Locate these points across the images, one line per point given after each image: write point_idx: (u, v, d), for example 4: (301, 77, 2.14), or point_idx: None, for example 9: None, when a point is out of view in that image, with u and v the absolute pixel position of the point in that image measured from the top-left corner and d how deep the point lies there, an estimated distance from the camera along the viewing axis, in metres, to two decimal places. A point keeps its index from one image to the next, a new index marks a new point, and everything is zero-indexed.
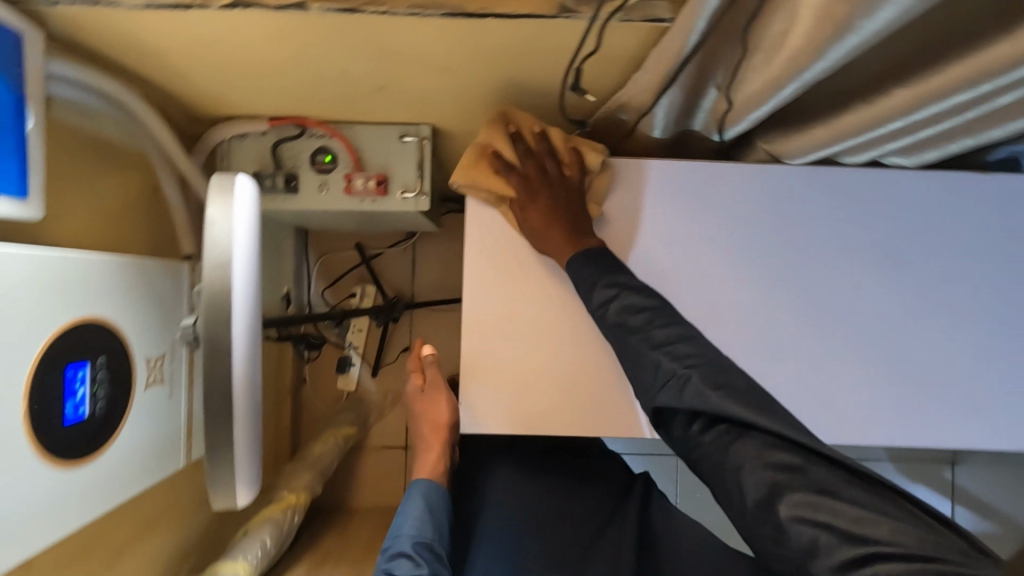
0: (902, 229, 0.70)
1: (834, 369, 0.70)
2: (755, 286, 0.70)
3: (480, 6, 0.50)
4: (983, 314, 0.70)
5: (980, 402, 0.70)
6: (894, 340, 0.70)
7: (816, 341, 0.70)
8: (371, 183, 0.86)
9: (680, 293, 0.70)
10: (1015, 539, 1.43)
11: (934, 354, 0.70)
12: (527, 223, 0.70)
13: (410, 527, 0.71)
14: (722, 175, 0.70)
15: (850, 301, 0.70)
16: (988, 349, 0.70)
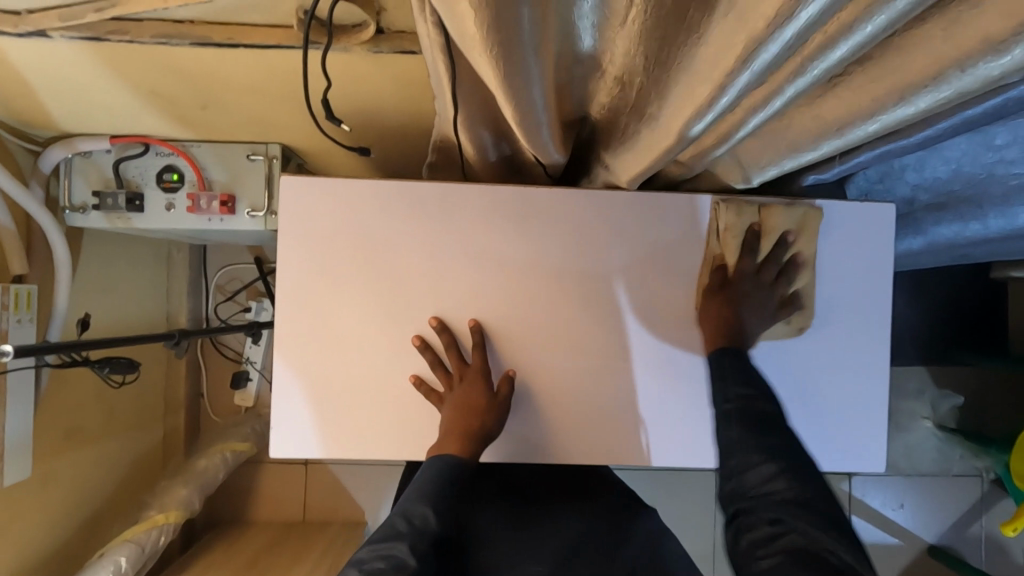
0: (723, 256, 0.71)
1: (653, 395, 0.72)
2: (576, 311, 0.72)
3: (228, 36, 0.50)
4: (800, 339, 0.72)
5: (793, 424, 0.73)
6: (711, 366, 0.72)
7: (637, 368, 0.72)
8: (216, 203, 0.86)
9: (505, 320, 0.72)
10: (909, 549, 1.46)
11: (749, 378, 0.72)
12: (344, 248, 0.70)
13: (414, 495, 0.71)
14: (542, 202, 0.70)
15: (668, 328, 0.72)
16: (802, 373, 0.72)
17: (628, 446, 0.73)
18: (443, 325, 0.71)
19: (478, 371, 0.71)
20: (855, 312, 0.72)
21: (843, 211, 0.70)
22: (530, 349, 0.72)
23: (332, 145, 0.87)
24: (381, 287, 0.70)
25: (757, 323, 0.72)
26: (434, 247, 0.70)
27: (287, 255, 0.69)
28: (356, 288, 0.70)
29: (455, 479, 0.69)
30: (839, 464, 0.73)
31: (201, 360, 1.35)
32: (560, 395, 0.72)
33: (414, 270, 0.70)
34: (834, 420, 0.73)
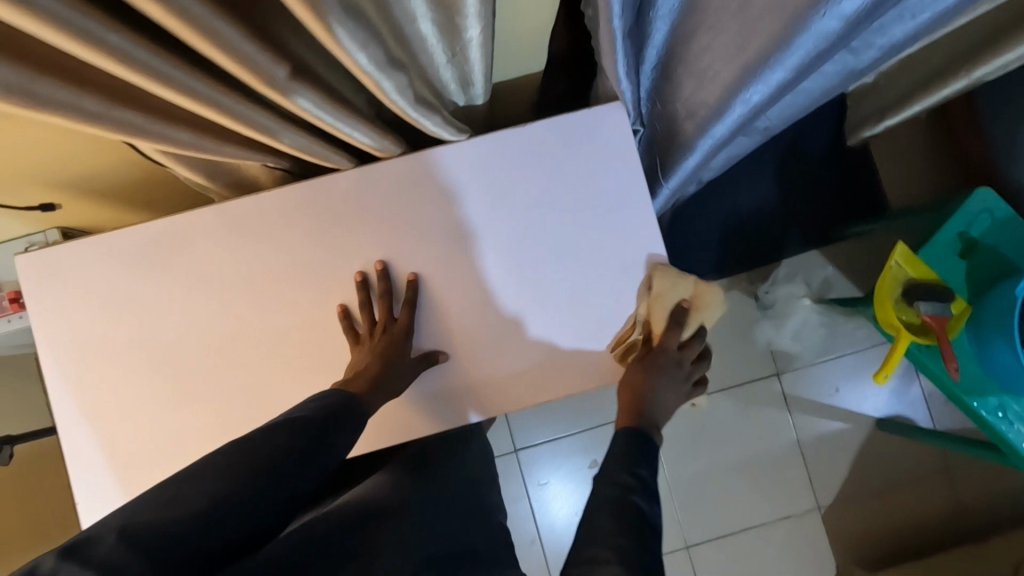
0: (466, 196, 0.83)
1: (449, 327, 0.85)
2: (371, 287, 0.84)
3: None
4: (549, 245, 0.84)
5: (569, 315, 0.84)
6: (486, 289, 0.84)
7: (425, 309, 0.84)
8: (6, 302, 0.84)
9: (299, 302, 0.83)
10: (861, 428, 1.44)
11: (518, 290, 0.84)
12: (135, 289, 0.81)
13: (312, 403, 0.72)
14: (296, 195, 0.81)
15: (443, 269, 0.84)
16: (561, 274, 0.84)
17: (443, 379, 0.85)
18: (381, 266, 0.83)
19: (402, 328, 0.82)
20: (597, 211, 0.83)
21: (550, 130, 0.82)
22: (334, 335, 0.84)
23: (112, 212, 0.89)
24: (181, 329, 0.82)
25: (519, 243, 0.83)
26: (215, 263, 0.82)
27: (85, 311, 0.81)
28: (157, 336, 0.82)
29: (338, 404, 0.73)
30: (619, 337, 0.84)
31: None
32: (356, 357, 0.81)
33: (205, 287, 0.82)
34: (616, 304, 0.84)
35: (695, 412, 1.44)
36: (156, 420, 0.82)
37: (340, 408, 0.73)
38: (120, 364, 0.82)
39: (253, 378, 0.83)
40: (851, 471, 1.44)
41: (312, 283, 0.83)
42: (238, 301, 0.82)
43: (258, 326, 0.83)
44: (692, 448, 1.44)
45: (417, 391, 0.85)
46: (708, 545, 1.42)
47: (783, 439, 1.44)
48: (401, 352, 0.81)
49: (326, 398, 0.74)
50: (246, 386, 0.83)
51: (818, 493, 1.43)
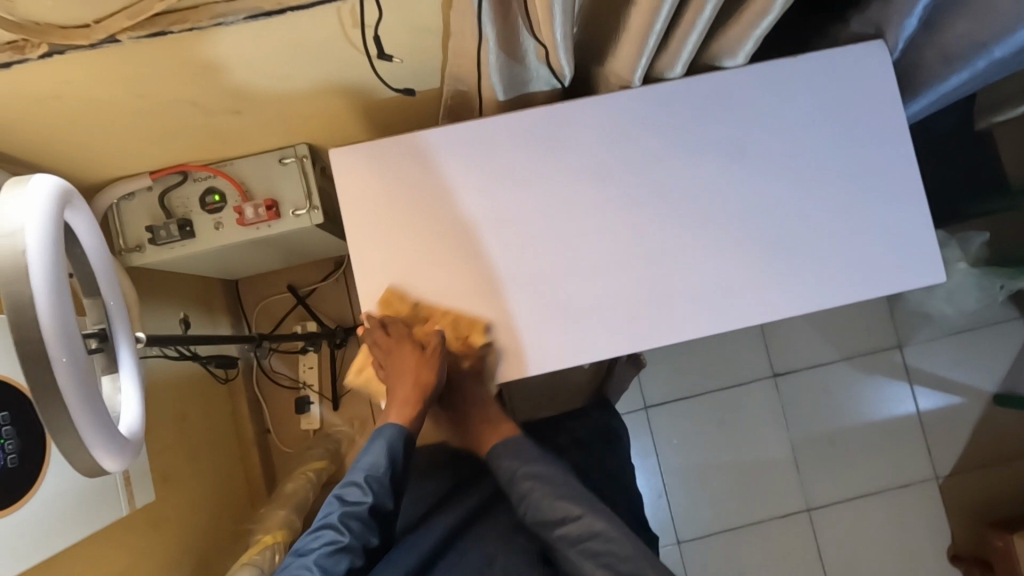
0: (737, 126, 0.78)
1: (710, 266, 0.78)
2: (630, 210, 0.78)
3: (275, 2, 0.55)
4: (826, 182, 0.78)
5: (847, 258, 0.78)
6: (754, 225, 0.78)
7: (685, 244, 0.78)
8: (261, 210, 0.89)
9: (564, 229, 0.78)
10: (978, 403, 1.49)
11: (787, 227, 0.78)
12: (398, 203, 0.77)
13: (369, 458, 0.81)
14: (566, 116, 0.77)
15: (708, 202, 0.78)
16: (837, 212, 0.78)
17: (699, 323, 0.78)
18: (389, 295, 0.77)
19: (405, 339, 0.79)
20: (882, 141, 0.78)
21: (836, 58, 0.78)
22: (614, 246, 0.78)
23: (353, 132, 0.93)
24: (462, 222, 0.77)
25: (787, 169, 0.78)
26: (482, 180, 0.77)
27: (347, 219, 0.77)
28: (435, 224, 0.77)
29: (400, 443, 0.82)
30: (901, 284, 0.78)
31: (260, 395, 1.39)
32: (616, 286, 0.78)
33: (471, 204, 0.77)
34: (881, 239, 0.78)
35: (819, 379, 1.49)
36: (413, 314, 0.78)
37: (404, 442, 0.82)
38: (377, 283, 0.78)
39: (515, 285, 0.77)
40: (966, 444, 1.48)
41: (577, 209, 0.78)
42: (514, 205, 0.77)
43: (521, 251, 0.78)
44: (815, 414, 1.48)
45: (678, 318, 0.78)
46: (830, 509, 1.46)
47: (902, 409, 1.49)
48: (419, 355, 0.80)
49: (386, 437, 0.81)
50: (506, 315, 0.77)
51: (935, 463, 1.48)
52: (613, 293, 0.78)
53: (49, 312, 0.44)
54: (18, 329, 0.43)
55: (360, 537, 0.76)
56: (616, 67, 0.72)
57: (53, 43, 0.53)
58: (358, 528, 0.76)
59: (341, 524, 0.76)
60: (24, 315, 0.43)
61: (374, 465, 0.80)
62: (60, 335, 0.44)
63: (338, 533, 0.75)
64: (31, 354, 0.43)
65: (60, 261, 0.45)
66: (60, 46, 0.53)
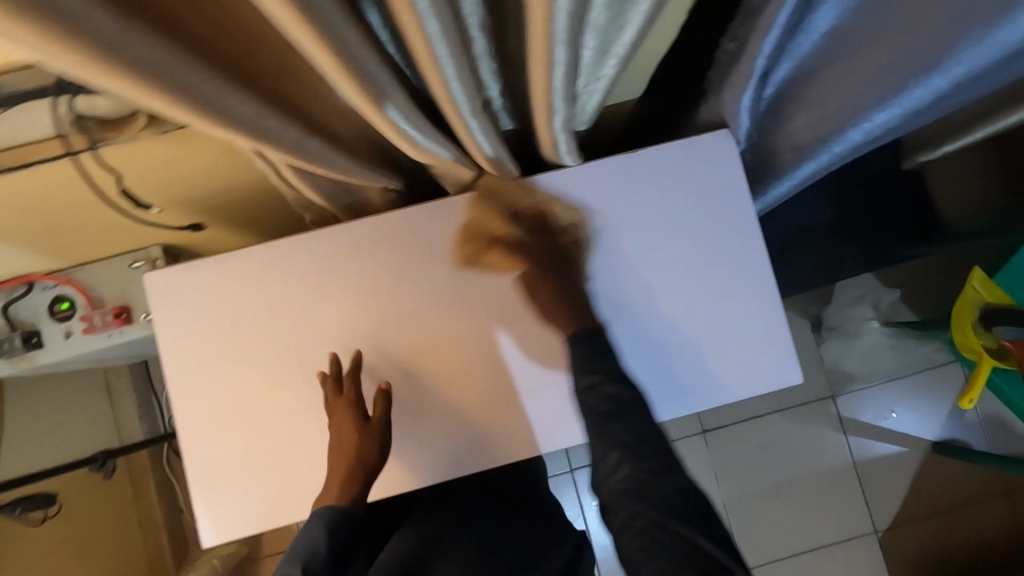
0: (586, 226, 0.74)
1: (569, 373, 0.74)
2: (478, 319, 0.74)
3: (16, 158, 0.52)
4: (681, 282, 0.74)
5: (704, 360, 0.74)
6: (609, 328, 0.74)
7: (540, 352, 0.74)
8: (110, 317, 0.86)
9: (413, 341, 0.74)
10: (917, 451, 1.44)
11: (644, 331, 0.74)
12: (234, 322, 0.72)
13: (307, 541, 0.68)
14: (403, 225, 0.73)
15: None
16: (693, 312, 0.74)
17: (558, 433, 0.73)
18: (333, 359, 0.72)
19: (347, 400, 0.70)
20: (733, 238, 0.75)
21: (681, 154, 0.74)
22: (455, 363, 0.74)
23: (209, 231, 0.90)
24: (298, 343, 0.73)
25: (636, 272, 0.74)
26: (323, 294, 0.73)
27: (178, 344, 0.72)
28: (264, 348, 0.72)
29: (341, 525, 0.68)
30: (762, 384, 0.74)
31: (171, 476, 1.35)
32: (469, 399, 0.73)
33: (311, 321, 0.73)
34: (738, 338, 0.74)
35: (751, 432, 1.45)
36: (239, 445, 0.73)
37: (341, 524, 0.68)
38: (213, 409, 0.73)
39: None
40: (908, 494, 1.43)
41: (423, 320, 0.74)
42: (359, 319, 0.73)
43: (367, 366, 0.73)
44: (749, 467, 1.44)
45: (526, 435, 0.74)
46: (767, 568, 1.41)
47: (840, 462, 1.44)
48: (354, 424, 0.69)
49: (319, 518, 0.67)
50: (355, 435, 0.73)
51: (875, 516, 1.43)
52: (457, 412, 0.74)
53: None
54: None
55: None
56: None
57: None
58: None
59: None
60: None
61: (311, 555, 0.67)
62: None
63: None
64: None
65: None
66: None
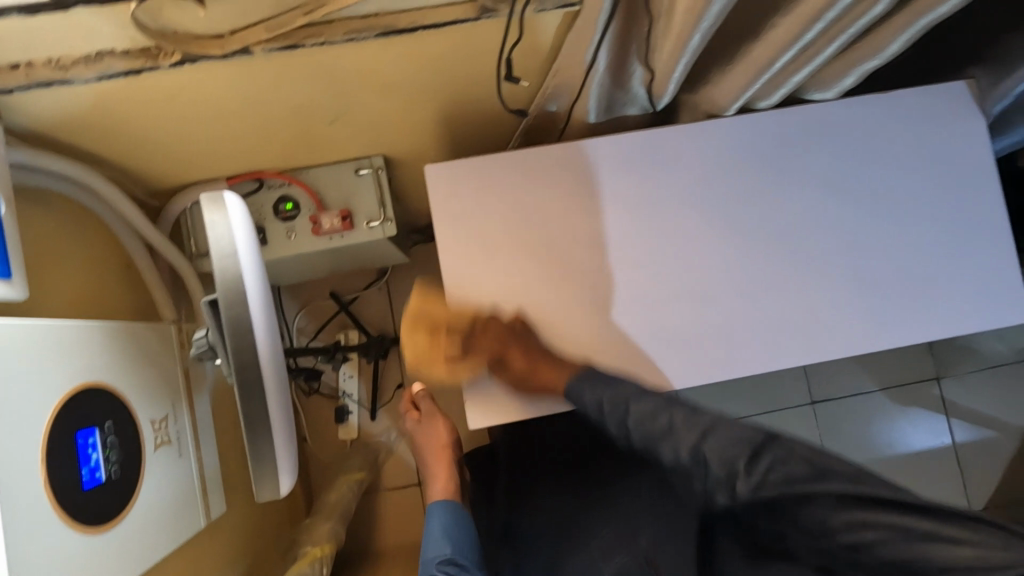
0: (834, 160, 0.78)
1: (809, 295, 0.76)
2: (730, 238, 0.76)
3: (410, 20, 0.55)
4: (919, 220, 0.78)
5: (937, 296, 0.77)
6: (848, 258, 0.77)
7: (782, 273, 0.76)
8: (336, 220, 0.89)
9: (665, 253, 0.76)
10: (1012, 437, 1.49)
11: (879, 262, 0.77)
12: (501, 220, 0.74)
13: (435, 548, 0.75)
14: (664, 142, 0.76)
15: (805, 231, 0.77)
16: (929, 248, 0.78)
17: (793, 351, 0.75)
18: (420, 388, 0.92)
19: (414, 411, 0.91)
20: (971, 180, 0.78)
21: (927, 99, 0.79)
22: (712, 272, 0.76)
23: (431, 150, 0.93)
24: (557, 246, 0.75)
25: (881, 201, 0.78)
26: (586, 200, 0.75)
27: (444, 236, 0.74)
28: (526, 246, 0.74)
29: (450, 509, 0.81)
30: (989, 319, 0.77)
31: (299, 405, 1.37)
32: (714, 313, 0.75)
33: (574, 224, 0.75)
34: (968, 277, 0.77)
35: (857, 408, 1.49)
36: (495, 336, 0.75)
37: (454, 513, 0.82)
38: (469, 301, 0.74)
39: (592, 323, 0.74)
40: (1002, 477, 1.48)
41: (678, 235, 0.76)
42: (617, 227, 0.75)
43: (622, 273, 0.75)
44: (854, 443, 1.48)
45: (773, 346, 0.75)
46: None
47: (938, 442, 1.49)
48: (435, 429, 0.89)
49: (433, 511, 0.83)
50: (606, 340, 0.74)
51: (970, 496, 1.47)
52: (704, 325, 0.75)
53: (260, 335, 0.48)
54: (234, 340, 0.47)
55: None
56: (716, 97, 0.72)
57: (186, 51, 0.52)
58: None
59: None
60: (245, 340, 0.47)
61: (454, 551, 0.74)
62: (270, 355, 0.49)
63: None
64: (250, 379, 0.48)
65: (263, 285, 0.50)
66: (192, 54, 0.53)
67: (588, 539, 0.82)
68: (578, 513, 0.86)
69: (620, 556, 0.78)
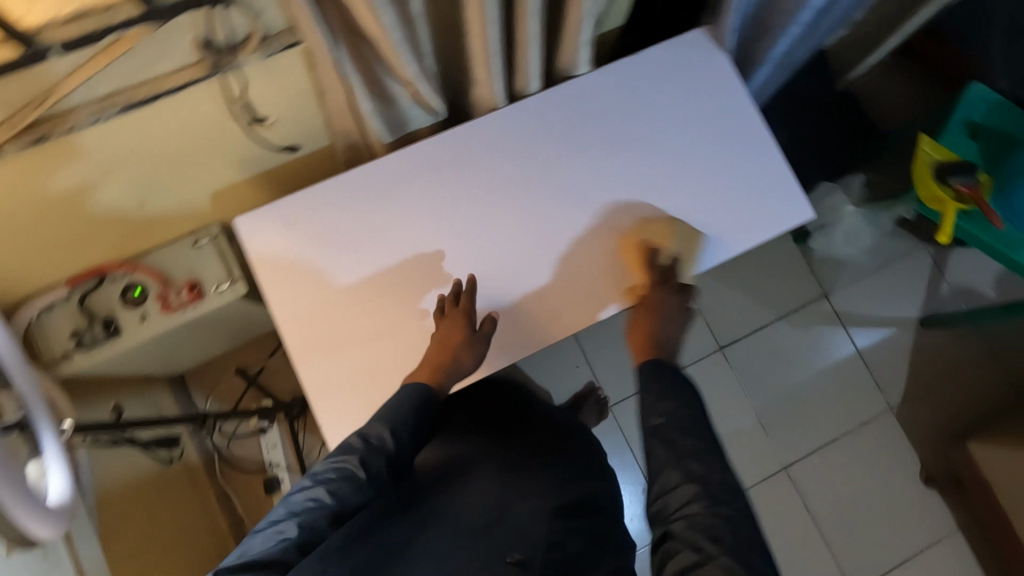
0: (606, 122, 0.89)
1: (613, 242, 0.86)
2: (532, 212, 0.86)
3: (148, 91, 0.60)
4: (691, 154, 0.89)
5: (723, 214, 0.87)
6: (639, 202, 0.87)
7: (585, 231, 0.86)
8: (184, 292, 0.93)
9: (479, 238, 0.85)
10: (906, 330, 1.60)
11: (666, 199, 0.88)
12: (325, 249, 0.83)
13: (389, 417, 0.73)
14: (454, 145, 0.86)
15: (596, 189, 0.87)
16: (706, 176, 0.88)
17: (612, 293, 0.85)
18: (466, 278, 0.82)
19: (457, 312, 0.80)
20: (726, 111, 0.90)
21: (668, 51, 0.90)
22: (519, 248, 0.85)
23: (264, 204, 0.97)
24: (383, 257, 0.83)
25: (650, 149, 0.89)
26: (401, 212, 0.84)
27: (276, 275, 0.82)
28: (354, 265, 0.83)
29: (415, 410, 0.74)
30: (773, 222, 0.88)
31: (227, 488, 1.35)
32: (535, 279, 0.85)
33: (392, 234, 0.84)
34: (745, 192, 0.88)
35: (763, 341, 1.57)
36: (340, 355, 0.81)
37: (416, 413, 0.74)
38: (314, 326, 0.81)
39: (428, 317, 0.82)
40: (909, 368, 1.58)
41: (486, 222, 0.85)
42: (430, 226, 0.84)
43: (446, 266, 0.84)
44: (769, 374, 1.55)
45: (586, 297, 0.84)
46: (803, 462, 1.52)
47: (843, 351, 1.58)
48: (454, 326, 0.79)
49: (407, 395, 0.74)
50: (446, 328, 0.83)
51: (885, 394, 1.56)
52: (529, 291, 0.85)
53: None
54: None
55: (351, 493, 0.68)
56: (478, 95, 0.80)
57: None
58: (350, 488, 0.68)
59: (341, 476, 0.68)
60: None
61: (399, 425, 0.73)
62: None
63: (334, 488, 0.68)
64: None
65: None
66: None
67: (524, 498, 0.81)
68: (522, 481, 0.84)
69: (531, 506, 0.79)
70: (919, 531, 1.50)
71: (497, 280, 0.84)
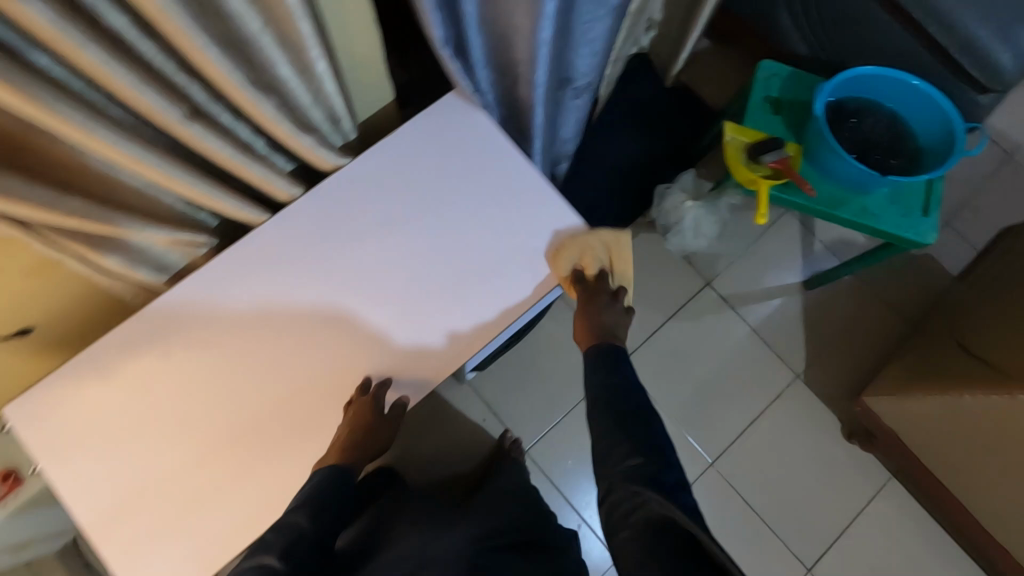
0: (381, 204, 0.91)
1: (411, 319, 0.88)
2: (326, 310, 0.88)
3: None
4: (470, 215, 0.91)
5: (513, 266, 0.90)
6: (429, 274, 0.89)
7: (383, 315, 0.88)
8: None
9: (280, 349, 0.87)
10: (793, 296, 1.62)
11: (456, 264, 0.90)
12: (128, 400, 0.84)
13: (303, 496, 0.80)
14: (235, 264, 0.88)
15: (384, 272, 0.89)
16: (489, 232, 0.91)
17: (421, 367, 0.87)
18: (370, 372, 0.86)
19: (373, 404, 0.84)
20: (495, 164, 0.93)
21: (426, 121, 0.93)
22: (306, 369, 0.86)
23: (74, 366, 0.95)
24: (188, 391, 0.85)
25: (416, 228, 0.90)
26: (197, 344, 0.86)
27: (85, 435, 0.84)
28: (160, 407, 0.85)
29: (327, 485, 0.81)
30: (564, 261, 0.90)
31: None
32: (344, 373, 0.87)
33: (191, 368, 0.85)
34: (530, 238, 0.90)
35: (661, 344, 1.57)
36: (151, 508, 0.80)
37: (331, 485, 0.81)
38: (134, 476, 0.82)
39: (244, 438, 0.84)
40: (805, 331, 1.60)
41: (283, 331, 0.87)
42: (229, 349, 0.86)
43: (254, 385, 0.86)
44: (674, 375, 1.55)
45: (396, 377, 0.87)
46: (726, 453, 1.52)
47: (740, 333, 1.59)
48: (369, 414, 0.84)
49: (320, 474, 0.81)
50: (265, 442, 0.85)
51: (789, 363, 1.58)
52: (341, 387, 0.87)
53: None
54: None
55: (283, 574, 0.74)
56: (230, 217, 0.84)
57: None
58: (283, 566, 0.74)
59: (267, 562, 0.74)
60: None
61: (315, 501, 0.80)
62: None
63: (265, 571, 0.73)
64: None
65: None
66: None
67: (442, 536, 0.90)
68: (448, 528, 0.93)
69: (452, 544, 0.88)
70: (856, 490, 1.50)
71: (307, 384, 0.86)
